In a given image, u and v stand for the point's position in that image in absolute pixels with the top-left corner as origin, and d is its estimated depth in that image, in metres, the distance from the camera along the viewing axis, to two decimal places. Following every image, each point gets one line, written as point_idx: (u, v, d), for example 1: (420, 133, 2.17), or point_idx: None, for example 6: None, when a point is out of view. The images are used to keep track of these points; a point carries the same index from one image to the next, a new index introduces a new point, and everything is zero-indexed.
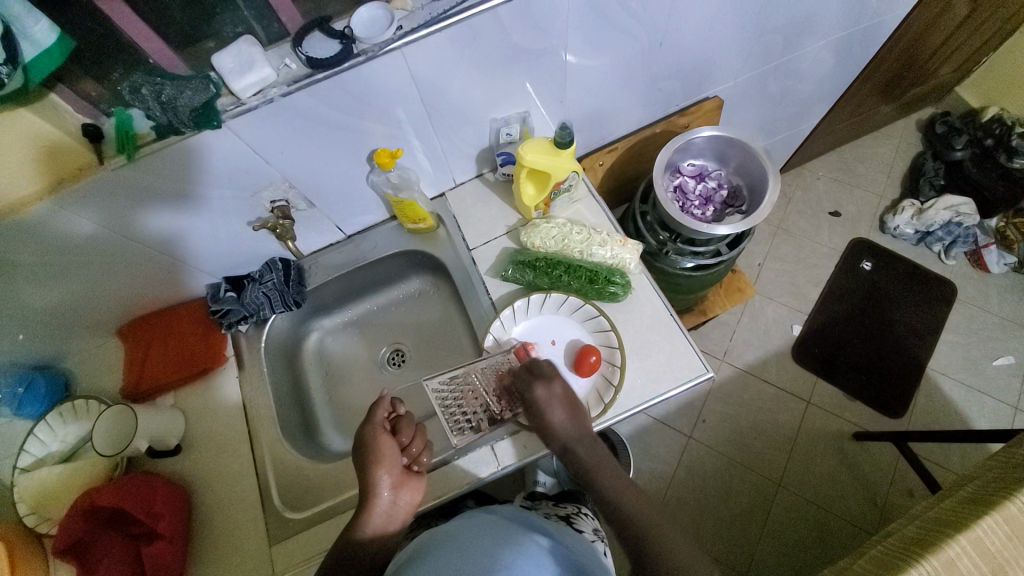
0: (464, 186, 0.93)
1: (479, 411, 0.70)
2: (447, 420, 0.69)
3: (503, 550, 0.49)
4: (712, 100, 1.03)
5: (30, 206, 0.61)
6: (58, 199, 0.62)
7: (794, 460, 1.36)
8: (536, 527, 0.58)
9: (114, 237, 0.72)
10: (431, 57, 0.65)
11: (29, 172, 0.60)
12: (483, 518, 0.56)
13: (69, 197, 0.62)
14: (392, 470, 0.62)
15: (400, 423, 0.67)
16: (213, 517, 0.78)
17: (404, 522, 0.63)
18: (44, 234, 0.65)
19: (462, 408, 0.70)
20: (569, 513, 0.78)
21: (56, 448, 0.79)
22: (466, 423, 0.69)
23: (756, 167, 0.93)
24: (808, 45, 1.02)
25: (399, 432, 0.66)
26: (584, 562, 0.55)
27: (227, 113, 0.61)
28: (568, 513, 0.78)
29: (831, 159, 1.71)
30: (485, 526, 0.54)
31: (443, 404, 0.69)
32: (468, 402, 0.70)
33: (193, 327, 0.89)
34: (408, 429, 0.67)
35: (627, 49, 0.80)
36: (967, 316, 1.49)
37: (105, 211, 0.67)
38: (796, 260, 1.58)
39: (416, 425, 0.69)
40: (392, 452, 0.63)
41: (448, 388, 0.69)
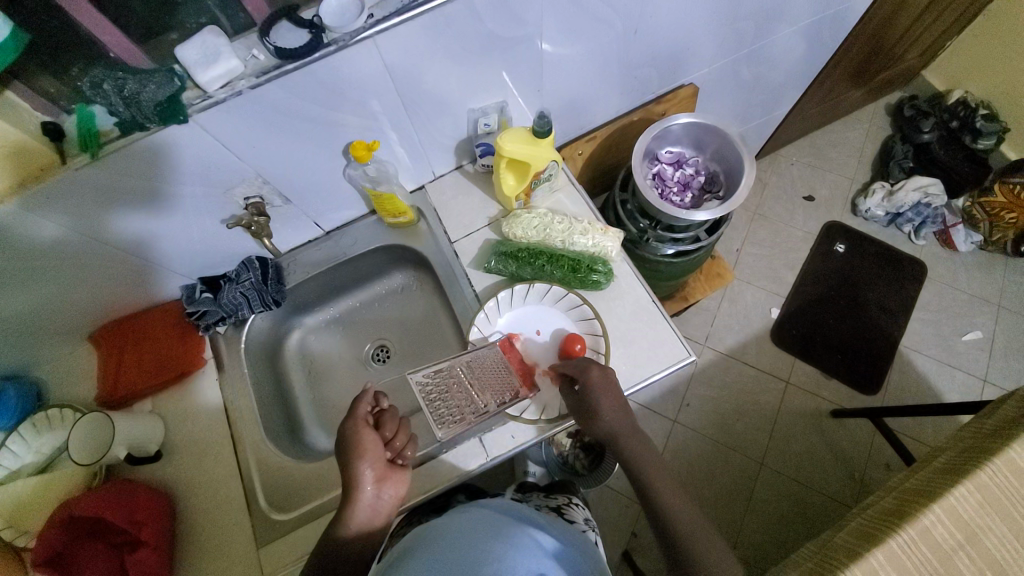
0: (444, 178, 0.92)
1: (466, 404, 0.66)
2: (431, 412, 0.62)
3: (499, 547, 0.49)
4: (687, 88, 1.04)
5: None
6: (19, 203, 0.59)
7: (777, 439, 1.39)
8: (532, 522, 0.58)
9: (80, 240, 0.69)
10: (405, 47, 0.64)
11: None
12: (482, 509, 0.56)
13: (33, 200, 0.60)
14: (375, 463, 0.61)
15: (383, 417, 0.65)
16: (198, 523, 0.76)
17: (389, 516, 0.62)
18: (9, 241, 0.63)
19: (447, 402, 0.64)
20: (559, 503, 0.79)
21: (31, 460, 0.76)
22: (451, 414, 0.64)
23: (732, 153, 0.94)
24: (779, 31, 1.03)
25: (383, 426, 0.64)
26: (579, 561, 0.55)
27: (194, 107, 0.59)
28: (558, 504, 0.78)
29: (804, 145, 1.74)
30: (483, 519, 0.54)
31: (427, 397, 0.62)
32: (455, 395, 0.65)
33: (169, 330, 0.87)
34: (391, 422, 0.64)
35: (603, 36, 0.80)
36: (936, 293, 1.55)
37: (69, 214, 0.64)
38: (774, 245, 1.61)
39: (398, 417, 0.66)
40: (374, 446, 0.62)
41: (432, 379, 0.64)
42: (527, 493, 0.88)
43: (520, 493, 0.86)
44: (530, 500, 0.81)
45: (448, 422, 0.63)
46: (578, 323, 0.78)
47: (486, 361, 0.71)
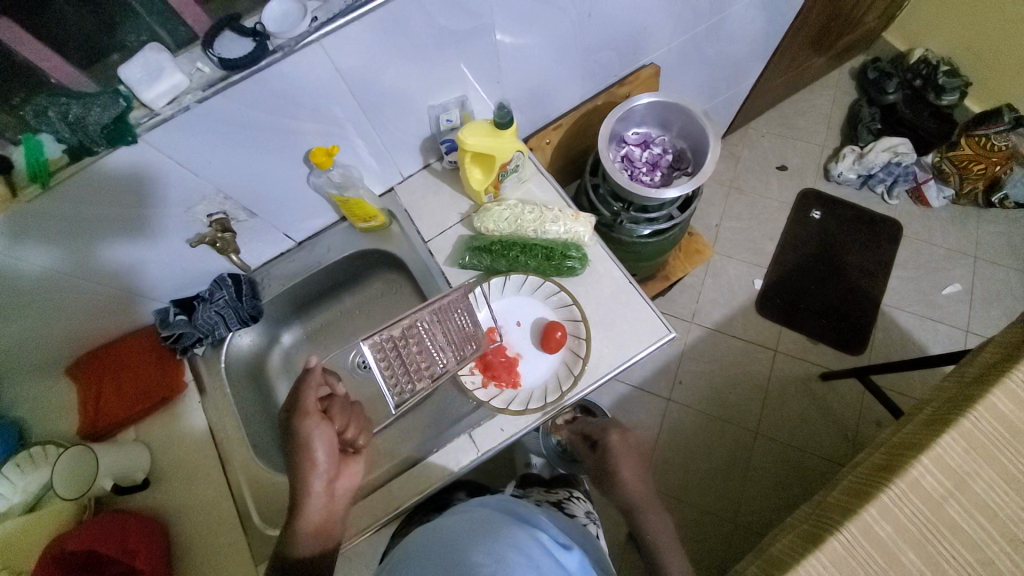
0: (412, 179, 0.91)
1: (423, 368, 0.70)
2: (387, 380, 0.66)
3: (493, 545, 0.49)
4: (648, 68, 1.05)
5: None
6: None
7: (770, 408, 1.41)
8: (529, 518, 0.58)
9: (43, 274, 0.68)
10: (355, 48, 0.63)
11: None
12: (479, 509, 0.57)
13: None
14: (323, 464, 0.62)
15: (332, 406, 0.67)
16: (192, 546, 0.76)
17: (344, 511, 0.64)
18: None
19: (405, 366, 0.68)
20: (560, 499, 0.80)
21: (17, 500, 0.74)
22: (410, 379, 0.69)
23: (697, 128, 0.94)
24: (735, 4, 1.03)
25: (334, 417, 0.66)
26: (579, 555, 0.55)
27: (142, 126, 0.58)
28: (559, 500, 0.80)
29: (773, 115, 1.76)
30: (478, 518, 0.54)
31: (384, 364, 0.65)
32: (413, 362, 0.69)
33: (146, 355, 0.86)
34: (342, 413, 0.67)
35: (557, 23, 0.79)
36: (913, 251, 1.57)
37: (26, 248, 0.63)
38: (751, 217, 1.63)
39: (347, 404, 0.68)
40: (323, 445, 0.62)
41: (391, 344, 0.66)
42: (528, 489, 0.89)
43: (520, 490, 0.87)
44: (530, 495, 0.82)
45: (411, 388, 0.68)
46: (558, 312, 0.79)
47: (443, 318, 0.72)
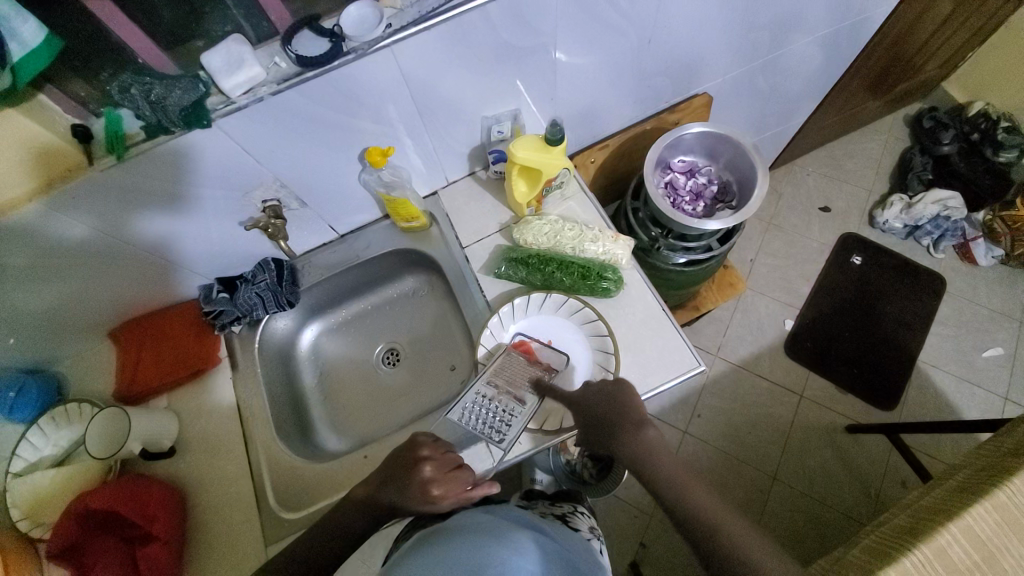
0: (456, 185, 0.93)
1: (505, 415, 0.70)
2: (481, 431, 0.70)
3: (486, 544, 0.48)
4: (701, 97, 1.04)
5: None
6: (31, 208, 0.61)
7: (789, 453, 1.37)
8: (530, 527, 0.57)
9: (105, 239, 0.72)
10: (422, 55, 0.65)
11: (23, 171, 0.60)
12: (479, 511, 0.57)
13: (60, 199, 0.62)
14: (423, 503, 0.60)
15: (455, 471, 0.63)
16: (208, 518, 0.77)
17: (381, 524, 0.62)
18: (34, 241, 0.66)
19: (490, 417, 0.70)
20: (565, 512, 0.77)
21: (49, 453, 0.79)
22: (497, 427, 0.70)
23: (745, 162, 0.94)
24: (795, 42, 1.03)
25: (439, 483, 0.61)
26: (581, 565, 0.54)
27: (217, 112, 0.60)
28: (564, 512, 0.76)
29: (820, 155, 1.73)
30: (477, 519, 0.54)
31: (471, 419, 0.70)
32: (494, 411, 0.70)
33: (185, 329, 0.89)
34: (447, 476, 0.62)
35: (617, 46, 0.80)
36: (955, 308, 1.51)
37: (96, 214, 0.67)
38: (787, 256, 1.60)
39: (457, 464, 0.64)
40: (415, 485, 0.61)
41: (472, 406, 0.71)
42: (535, 500, 0.86)
43: (528, 501, 0.84)
44: (538, 507, 0.80)
45: (499, 432, 0.69)
46: (597, 363, 0.76)
47: (504, 367, 0.74)
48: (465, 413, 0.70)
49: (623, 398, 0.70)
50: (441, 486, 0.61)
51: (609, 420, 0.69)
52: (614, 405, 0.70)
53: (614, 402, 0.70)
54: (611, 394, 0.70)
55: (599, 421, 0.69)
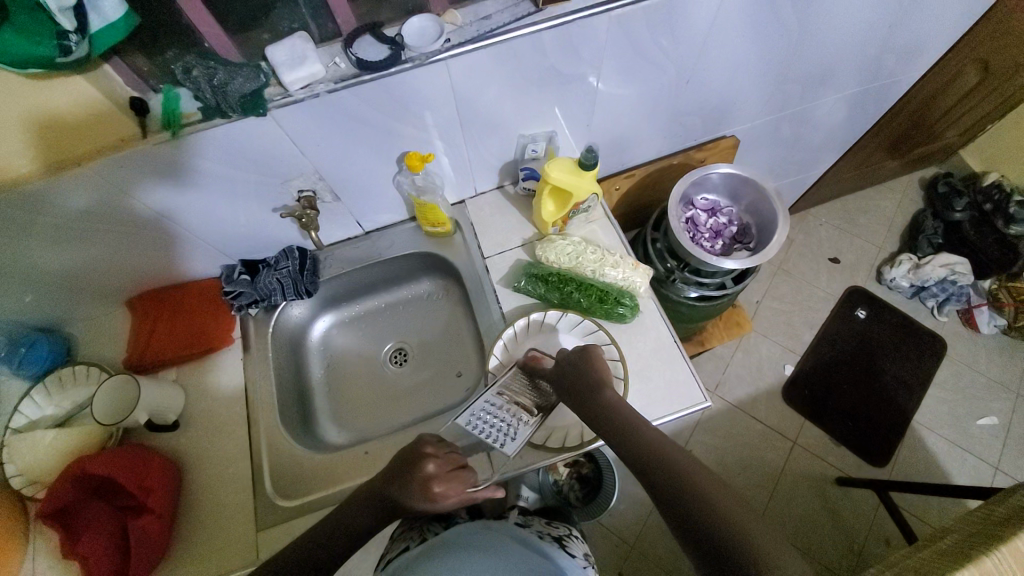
0: (484, 196, 0.95)
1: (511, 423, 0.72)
2: (489, 436, 0.70)
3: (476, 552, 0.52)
4: (729, 139, 1.07)
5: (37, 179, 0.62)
6: (74, 173, 0.62)
7: (776, 499, 1.37)
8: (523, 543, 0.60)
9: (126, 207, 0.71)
10: (474, 71, 0.68)
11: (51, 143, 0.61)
12: (466, 526, 0.60)
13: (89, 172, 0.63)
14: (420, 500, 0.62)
15: (456, 471, 0.65)
16: (203, 497, 0.77)
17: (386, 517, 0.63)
18: (55, 203, 0.65)
19: (497, 423, 0.71)
20: (560, 534, 0.77)
21: (50, 412, 0.80)
22: (504, 433, 0.71)
23: (767, 207, 0.96)
24: (823, 96, 1.06)
25: (439, 482, 0.63)
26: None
27: (274, 103, 0.62)
28: (560, 535, 0.76)
29: (834, 207, 1.76)
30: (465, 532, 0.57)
31: (476, 422, 0.71)
32: (499, 417, 0.72)
33: (202, 307, 0.90)
34: (446, 475, 0.64)
35: (656, 81, 0.83)
36: (955, 372, 1.53)
37: (113, 187, 0.67)
38: (793, 302, 1.62)
39: (457, 461, 0.67)
40: (417, 483, 0.62)
41: (477, 411, 0.72)
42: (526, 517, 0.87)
43: (522, 516, 0.85)
44: (530, 524, 0.80)
45: (505, 439, 0.70)
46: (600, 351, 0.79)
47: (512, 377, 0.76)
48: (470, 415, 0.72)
49: (591, 361, 0.72)
50: (438, 481, 0.63)
51: (578, 384, 0.70)
52: (581, 368, 0.71)
53: (580, 364, 0.72)
54: (579, 363, 0.72)
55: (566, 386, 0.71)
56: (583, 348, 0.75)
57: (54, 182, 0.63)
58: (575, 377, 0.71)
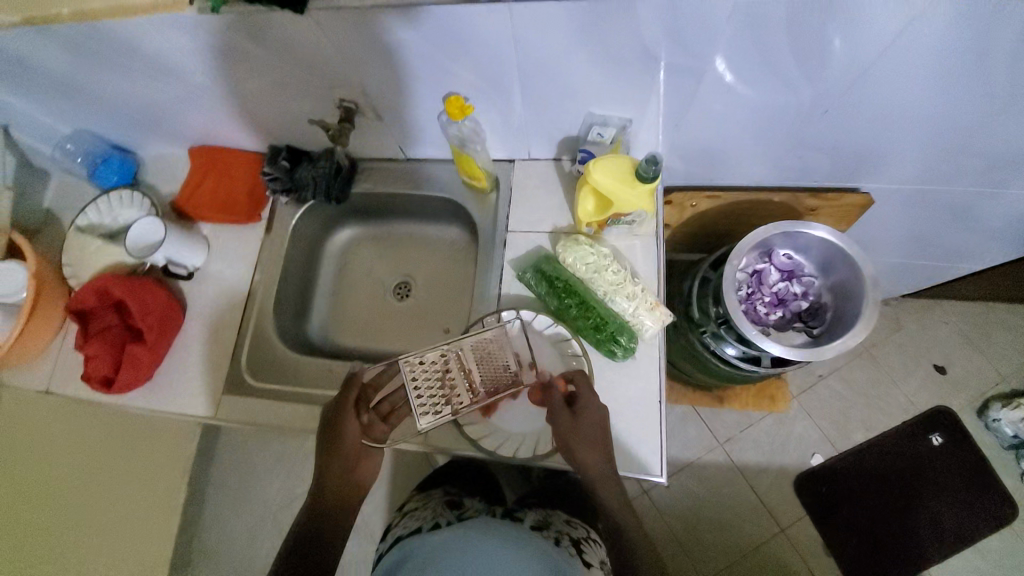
0: (536, 163, 0.85)
1: (452, 397, 0.68)
2: (415, 396, 0.67)
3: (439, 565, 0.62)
4: (859, 196, 0.84)
5: (100, 17, 0.65)
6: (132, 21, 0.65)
7: (731, 571, 1.29)
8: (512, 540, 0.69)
9: (186, 64, 0.73)
10: (543, 25, 0.57)
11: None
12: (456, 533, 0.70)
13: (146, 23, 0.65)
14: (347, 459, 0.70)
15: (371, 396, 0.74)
16: (194, 347, 0.87)
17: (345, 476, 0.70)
18: (120, 44, 0.70)
19: (434, 391, 0.68)
20: (581, 537, 0.76)
21: (107, 223, 0.92)
22: (434, 404, 0.68)
23: (855, 297, 0.76)
24: (1017, 184, 0.78)
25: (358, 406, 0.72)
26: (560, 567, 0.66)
27: (315, 3, 0.59)
28: (580, 538, 0.76)
29: (976, 309, 1.41)
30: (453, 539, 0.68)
31: (415, 382, 0.68)
32: (443, 386, 0.68)
33: (246, 178, 0.94)
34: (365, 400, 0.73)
35: (779, 99, 0.65)
36: (1016, 552, 1.25)
37: (169, 38, 0.68)
38: (861, 393, 1.38)
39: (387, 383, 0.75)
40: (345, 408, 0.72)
41: (424, 368, 0.69)
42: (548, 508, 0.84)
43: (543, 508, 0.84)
44: (550, 521, 0.79)
45: (433, 412, 0.67)
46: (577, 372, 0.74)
47: (484, 350, 0.71)
48: (415, 371, 0.68)
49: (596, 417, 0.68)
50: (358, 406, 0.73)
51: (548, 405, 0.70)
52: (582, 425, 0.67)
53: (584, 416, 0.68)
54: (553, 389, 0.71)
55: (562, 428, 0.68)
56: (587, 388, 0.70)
57: (117, 22, 0.66)
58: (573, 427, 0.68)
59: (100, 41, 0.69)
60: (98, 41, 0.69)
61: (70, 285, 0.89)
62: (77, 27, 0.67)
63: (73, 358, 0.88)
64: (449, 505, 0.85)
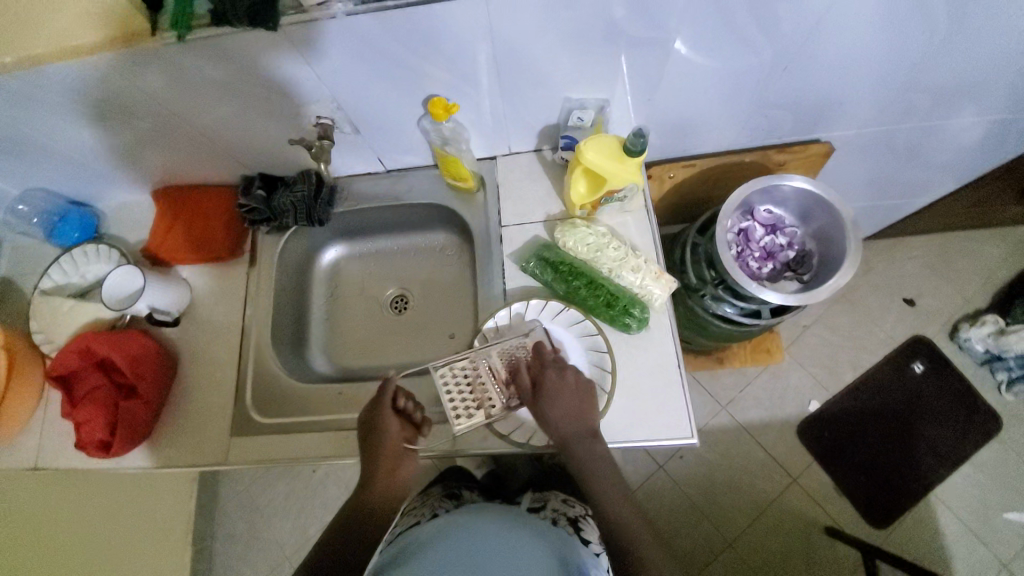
0: (518, 157, 0.86)
1: (486, 402, 0.70)
2: (451, 407, 0.69)
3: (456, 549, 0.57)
4: (822, 146, 0.90)
5: (49, 61, 0.61)
6: (84, 60, 0.61)
7: (754, 527, 1.33)
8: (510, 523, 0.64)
9: (148, 101, 0.70)
10: (518, 13, 0.59)
11: (73, 29, 0.60)
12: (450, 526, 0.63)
13: (103, 62, 0.62)
14: (383, 471, 0.66)
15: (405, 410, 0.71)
16: (190, 395, 0.82)
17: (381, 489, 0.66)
18: (72, 88, 0.66)
19: (469, 400, 0.69)
20: (578, 516, 0.72)
21: (75, 281, 0.87)
22: (472, 412, 0.69)
23: (838, 238, 0.81)
24: (957, 116, 0.85)
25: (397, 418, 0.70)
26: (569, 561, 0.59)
27: (287, 18, 0.58)
28: (577, 516, 0.72)
29: (931, 242, 1.52)
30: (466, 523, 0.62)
31: (450, 393, 0.69)
32: (477, 394, 0.70)
33: (220, 213, 0.90)
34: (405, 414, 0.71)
35: (744, 61, 0.68)
36: (1003, 458, 1.35)
37: (128, 75, 0.65)
38: (844, 335, 1.46)
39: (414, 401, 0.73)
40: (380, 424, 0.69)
41: (456, 379, 0.70)
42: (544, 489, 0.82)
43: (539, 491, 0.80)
44: (547, 501, 0.75)
45: (471, 419, 0.68)
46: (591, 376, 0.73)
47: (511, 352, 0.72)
48: (449, 383, 0.70)
49: (585, 403, 0.68)
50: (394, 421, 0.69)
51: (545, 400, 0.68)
52: (569, 415, 0.67)
53: (571, 404, 0.67)
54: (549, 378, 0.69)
55: (545, 420, 0.67)
56: (578, 376, 0.69)
57: (69, 65, 0.62)
58: (556, 416, 0.67)
59: (52, 88, 0.66)
60: (50, 88, 0.66)
61: (44, 351, 0.83)
62: (24, 75, 0.63)
63: (58, 429, 0.81)
64: (446, 496, 0.80)
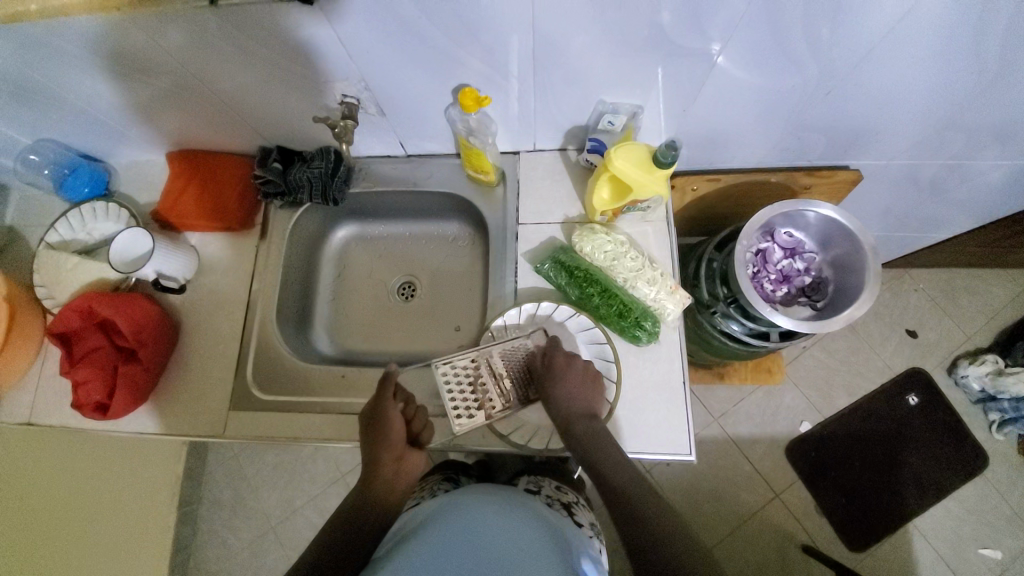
0: (542, 154, 0.85)
1: (486, 401, 0.69)
2: (449, 403, 0.68)
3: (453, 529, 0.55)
4: (850, 172, 0.88)
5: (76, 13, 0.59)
6: (111, 16, 0.59)
7: (733, 537, 1.35)
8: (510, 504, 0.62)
9: (171, 62, 0.68)
10: (562, 10, 0.57)
11: None
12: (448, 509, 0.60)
13: (130, 19, 0.60)
14: (388, 463, 0.66)
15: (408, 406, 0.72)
16: (191, 364, 0.82)
17: (389, 480, 0.66)
18: (95, 42, 0.64)
19: (468, 397, 0.68)
20: (569, 501, 0.74)
21: (81, 238, 0.86)
22: (470, 410, 0.68)
23: (856, 267, 0.80)
24: (989, 158, 0.83)
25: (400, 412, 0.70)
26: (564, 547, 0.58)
27: None
28: (569, 501, 0.74)
29: (939, 276, 1.51)
30: (454, 500, 0.61)
31: (449, 389, 0.68)
32: (476, 391, 0.69)
33: (234, 182, 0.88)
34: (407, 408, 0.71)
35: (786, 81, 0.67)
36: (984, 495, 1.36)
37: (154, 36, 0.63)
38: (842, 360, 1.46)
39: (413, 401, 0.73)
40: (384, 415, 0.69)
41: (456, 375, 0.69)
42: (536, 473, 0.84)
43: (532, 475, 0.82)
44: (541, 486, 0.76)
45: (469, 417, 0.67)
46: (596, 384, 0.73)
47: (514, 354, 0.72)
48: (449, 378, 0.68)
49: (593, 389, 0.69)
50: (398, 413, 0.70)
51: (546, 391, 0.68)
52: (573, 397, 0.67)
53: (575, 387, 0.68)
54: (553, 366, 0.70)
55: (550, 399, 0.67)
56: (578, 362, 0.70)
57: (94, 19, 0.60)
58: (560, 395, 0.67)
59: (75, 40, 0.64)
60: (72, 40, 0.63)
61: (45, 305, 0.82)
62: (50, 26, 0.61)
63: (56, 384, 0.81)
64: (444, 479, 0.82)
